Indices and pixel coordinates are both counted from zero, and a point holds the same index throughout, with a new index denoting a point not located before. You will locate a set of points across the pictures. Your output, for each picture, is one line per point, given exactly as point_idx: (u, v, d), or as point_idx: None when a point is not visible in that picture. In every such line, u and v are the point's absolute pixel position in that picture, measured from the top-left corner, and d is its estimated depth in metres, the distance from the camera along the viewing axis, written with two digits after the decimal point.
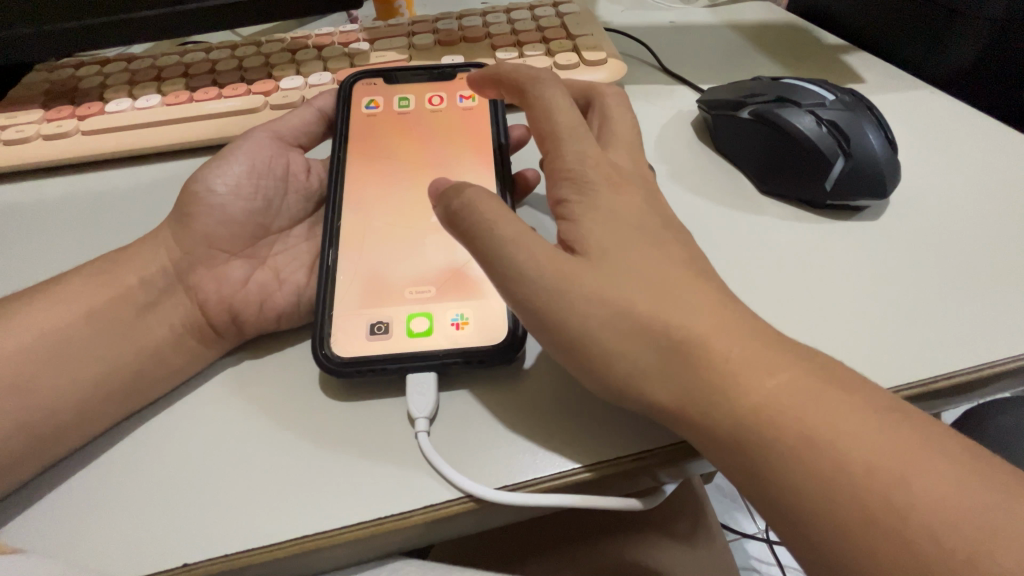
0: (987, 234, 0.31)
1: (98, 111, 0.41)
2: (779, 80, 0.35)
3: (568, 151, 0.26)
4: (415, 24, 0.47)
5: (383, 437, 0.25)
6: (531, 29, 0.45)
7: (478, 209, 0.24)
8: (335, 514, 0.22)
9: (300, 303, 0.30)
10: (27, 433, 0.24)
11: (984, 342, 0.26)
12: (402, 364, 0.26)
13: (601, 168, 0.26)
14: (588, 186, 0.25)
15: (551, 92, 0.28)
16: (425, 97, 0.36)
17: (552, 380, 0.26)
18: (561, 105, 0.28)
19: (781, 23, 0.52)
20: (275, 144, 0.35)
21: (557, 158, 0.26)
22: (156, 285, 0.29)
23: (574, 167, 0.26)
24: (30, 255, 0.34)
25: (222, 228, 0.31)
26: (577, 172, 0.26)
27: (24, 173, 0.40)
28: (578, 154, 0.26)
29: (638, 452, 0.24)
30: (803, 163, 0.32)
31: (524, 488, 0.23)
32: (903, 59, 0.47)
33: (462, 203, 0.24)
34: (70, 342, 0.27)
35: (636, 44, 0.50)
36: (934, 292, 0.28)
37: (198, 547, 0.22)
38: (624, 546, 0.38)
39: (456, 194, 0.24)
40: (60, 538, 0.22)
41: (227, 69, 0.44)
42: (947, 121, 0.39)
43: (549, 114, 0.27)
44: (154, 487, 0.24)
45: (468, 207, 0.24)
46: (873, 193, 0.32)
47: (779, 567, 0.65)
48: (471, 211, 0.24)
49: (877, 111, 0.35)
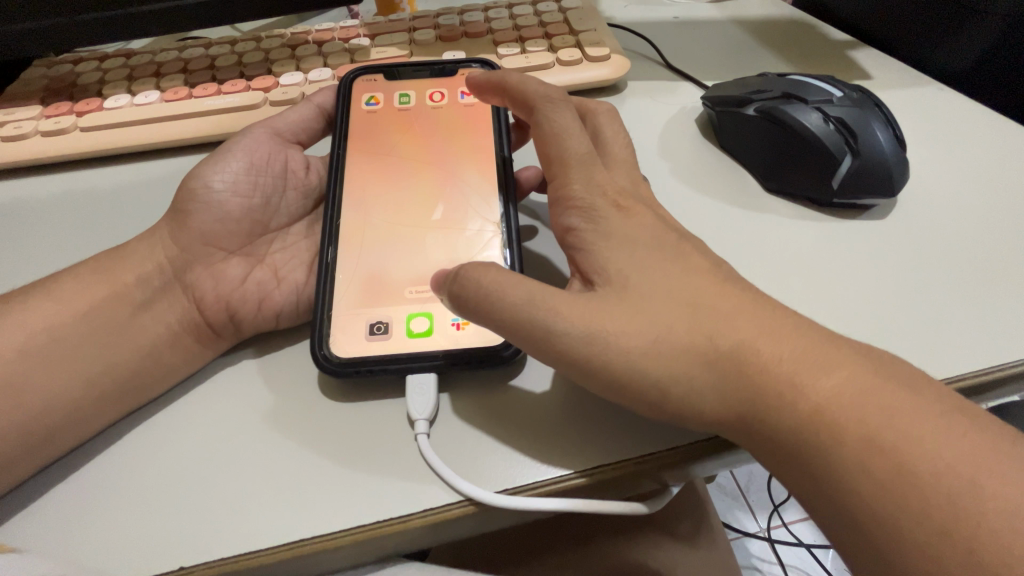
0: (997, 234, 0.31)
1: (97, 107, 0.41)
2: (785, 77, 0.35)
3: (579, 180, 0.26)
4: (416, 19, 0.46)
5: (383, 439, 0.24)
6: (534, 25, 0.45)
7: (481, 296, 0.22)
8: (334, 516, 0.22)
9: (299, 302, 0.29)
10: (23, 432, 0.24)
11: (997, 344, 0.26)
12: (402, 364, 0.25)
13: (610, 194, 0.26)
14: (597, 216, 0.25)
15: (562, 108, 0.28)
16: (426, 93, 0.35)
17: (555, 383, 0.26)
18: (575, 120, 0.28)
19: (786, 18, 0.51)
20: (274, 140, 0.34)
21: (566, 182, 0.26)
22: (154, 283, 0.29)
23: (581, 198, 0.26)
24: (27, 253, 0.34)
25: (219, 226, 0.31)
26: (584, 202, 0.26)
27: (21, 170, 0.40)
28: (584, 168, 0.26)
29: (641, 456, 0.23)
30: (810, 161, 0.32)
31: (525, 491, 0.22)
32: (911, 56, 0.47)
33: (464, 290, 0.23)
34: (66, 341, 0.26)
35: (640, 40, 0.49)
36: (943, 292, 0.28)
37: (194, 549, 0.22)
38: (625, 547, 0.38)
39: (454, 279, 0.23)
40: (57, 540, 0.22)
41: (226, 65, 0.44)
42: (956, 118, 0.39)
43: (559, 138, 0.27)
44: (152, 488, 0.23)
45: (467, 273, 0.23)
46: (881, 191, 0.31)
47: (782, 566, 0.65)
48: (474, 295, 0.22)
49: (886, 108, 0.34)
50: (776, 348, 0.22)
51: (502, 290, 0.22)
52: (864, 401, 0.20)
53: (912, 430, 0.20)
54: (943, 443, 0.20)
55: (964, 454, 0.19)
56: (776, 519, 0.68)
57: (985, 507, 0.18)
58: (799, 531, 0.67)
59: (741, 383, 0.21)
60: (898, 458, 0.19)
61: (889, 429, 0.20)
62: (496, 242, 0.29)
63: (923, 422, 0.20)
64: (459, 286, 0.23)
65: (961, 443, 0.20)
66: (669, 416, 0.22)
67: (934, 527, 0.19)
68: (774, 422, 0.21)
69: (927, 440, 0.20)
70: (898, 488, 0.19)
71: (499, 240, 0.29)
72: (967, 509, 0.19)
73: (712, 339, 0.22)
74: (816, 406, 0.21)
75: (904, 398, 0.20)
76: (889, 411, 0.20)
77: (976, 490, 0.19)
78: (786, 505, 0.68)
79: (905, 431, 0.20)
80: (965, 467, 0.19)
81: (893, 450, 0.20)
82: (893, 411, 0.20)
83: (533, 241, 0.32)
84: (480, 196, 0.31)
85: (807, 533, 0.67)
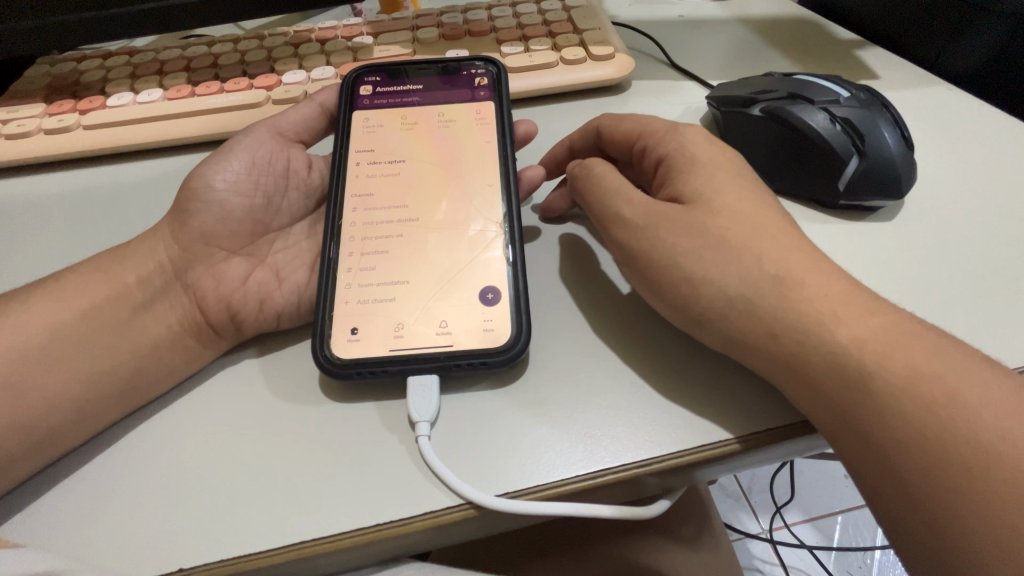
0: (1008, 237, 0.30)
1: (100, 105, 0.41)
2: (791, 77, 0.35)
3: None
4: (419, 17, 0.46)
5: (384, 441, 0.24)
6: (538, 23, 0.44)
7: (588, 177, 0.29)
8: (332, 518, 0.22)
9: (300, 303, 0.29)
10: (22, 432, 0.24)
11: (1003, 349, 0.25)
12: (404, 366, 0.25)
13: None
14: None
15: None
16: (430, 93, 0.35)
17: (557, 390, 0.25)
18: None
19: (792, 16, 0.51)
20: (276, 140, 0.34)
21: None
22: (156, 282, 0.29)
23: None
24: (30, 251, 0.34)
25: (220, 226, 0.30)
26: None
27: (26, 168, 0.40)
28: None
29: (646, 461, 0.23)
30: (817, 162, 0.31)
31: (525, 495, 0.22)
32: (919, 56, 0.46)
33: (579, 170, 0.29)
34: (66, 339, 0.26)
35: (644, 38, 0.49)
36: (948, 296, 0.28)
37: (194, 549, 0.21)
38: (628, 550, 0.38)
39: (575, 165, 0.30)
40: (57, 541, 0.22)
41: (230, 63, 0.43)
42: (965, 119, 0.38)
43: None
44: (151, 490, 0.23)
45: (606, 172, 0.28)
46: (888, 193, 0.31)
47: (784, 567, 0.65)
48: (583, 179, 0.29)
49: (894, 108, 0.34)
50: (786, 337, 0.23)
51: (624, 127, 0.31)
52: (871, 390, 0.22)
53: (911, 418, 0.21)
54: (943, 438, 0.20)
55: (957, 453, 0.20)
56: (778, 520, 0.68)
57: (987, 499, 0.19)
58: (801, 532, 0.67)
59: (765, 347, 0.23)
60: (903, 440, 0.21)
61: (894, 415, 0.21)
62: (499, 243, 0.29)
63: (925, 420, 0.21)
64: (586, 171, 0.29)
65: (960, 443, 0.20)
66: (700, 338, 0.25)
67: (936, 507, 0.20)
68: (788, 389, 0.23)
69: (928, 430, 0.21)
70: (905, 465, 0.21)
71: (502, 241, 0.29)
72: (968, 495, 0.20)
73: (728, 318, 0.24)
74: (825, 385, 0.22)
75: (903, 396, 0.21)
76: (898, 396, 0.21)
77: (975, 482, 0.20)
78: (789, 507, 0.68)
79: (905, 420, 0.21)
80: (962, 466, 0.20)
81: (893, 434, 0.21)
82: (897, 401, 0.21)
83: (535, 244, 0.32)
84: (482, 197, 0.31)
85: (810, 535, 0.67)
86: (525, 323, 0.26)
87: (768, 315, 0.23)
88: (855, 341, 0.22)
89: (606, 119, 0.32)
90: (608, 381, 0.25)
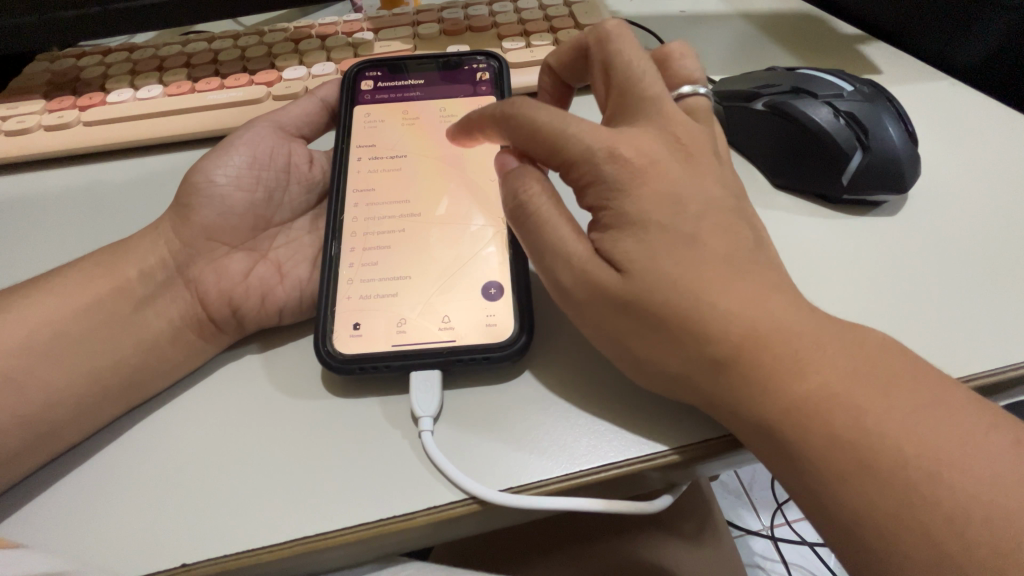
0: (1011, 231, 0.30)
1: (99, 101, 0.40)
2: (793, 71, 0.34)
3: None
4: (420, 13, 0.46)
5: (386, 436, 0.24)
6: (539, 18, 0.44)
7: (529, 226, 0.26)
8: (336, 513, 0.22)
9: (302, 298, 0.29)
10: (22, 428, 0.24)
11: (1006, 345, 0.25)
12: (405, 362, 0.25)
13: None
14: None
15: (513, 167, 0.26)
16: (432, 87, 0.35)
17: (559, 385, 0.25)
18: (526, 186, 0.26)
19: (794, 12, 0.50)
20: (277, 135, 0.34)
21: None
22: (156, 278, 0.29)
23: None
24: (31, 247, 0.34)
25: (221, 220, 0.30)
26: None
27: (25, 165, 0.40)
28: None
29: (648, 455, 0.23)
30: (821, 156, 0.31)
31: (528, 490, 0.22)
32: (922, 50, 0.46)
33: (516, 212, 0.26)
34: (66, 335, 0.26)
35: (646, 34, 0.49)
36: (951, 291, 0.28)
37: (196, 546, 0.21)
38: (630, 548, 0.38)
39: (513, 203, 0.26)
40: (60, 536, 0.22)
41: (230, 59, 0.43)
42: (968, 114, 0.38)
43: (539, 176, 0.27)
44: (153, 486, 0.23)
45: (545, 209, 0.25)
46: (890, 188, 0.31)
47: (784, 564, 0.65)
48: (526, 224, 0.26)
49: (897, 102, 0.34)
50: None
51: (600, 83, 0.27)
52: (846, 441, 0.19)
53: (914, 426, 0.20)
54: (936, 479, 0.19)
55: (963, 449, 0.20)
56: (779, 517, 0.67)
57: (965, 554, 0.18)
58: (802, 529, 0.67)
59: (735, 381, 0.21)
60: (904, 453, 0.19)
61: None
62: (502, 238, 0.29)
63: (915, 460, 0.19)
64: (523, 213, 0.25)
65: (963, 462, 0.19)
66: (648, 377, 0.23)
67: (921, 564, 0.18)
68: (754, 435, 0.21)
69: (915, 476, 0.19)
70: (881, 525, 0.19)
71: (505, 236, 0.29)
72: (946, 554, 0.18)
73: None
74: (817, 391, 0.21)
75: (894, 430, 0.19)
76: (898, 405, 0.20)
77: (967, 523, 0.18)
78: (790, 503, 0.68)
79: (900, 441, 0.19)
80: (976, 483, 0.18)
81: (878, 483, 0.19)
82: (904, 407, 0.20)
83: None
84: (485, 192, 0.31)
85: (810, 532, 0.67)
86: (528, 317, 0.26)
87: (766, 325, 0.21)
88: (845, 361, 0.21)
89: (609, 47, 0.27)
90: (612, 376, 0.25)
